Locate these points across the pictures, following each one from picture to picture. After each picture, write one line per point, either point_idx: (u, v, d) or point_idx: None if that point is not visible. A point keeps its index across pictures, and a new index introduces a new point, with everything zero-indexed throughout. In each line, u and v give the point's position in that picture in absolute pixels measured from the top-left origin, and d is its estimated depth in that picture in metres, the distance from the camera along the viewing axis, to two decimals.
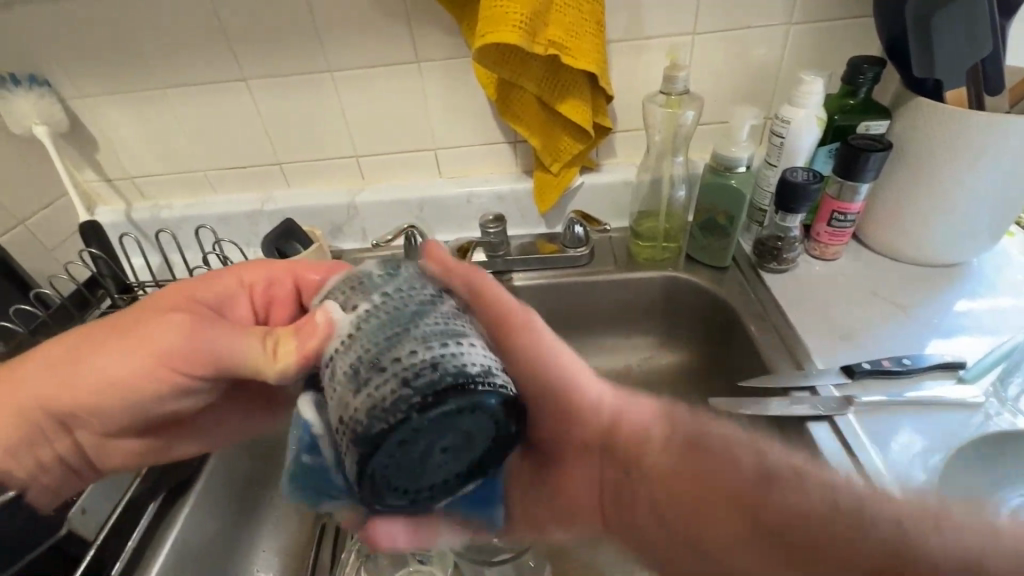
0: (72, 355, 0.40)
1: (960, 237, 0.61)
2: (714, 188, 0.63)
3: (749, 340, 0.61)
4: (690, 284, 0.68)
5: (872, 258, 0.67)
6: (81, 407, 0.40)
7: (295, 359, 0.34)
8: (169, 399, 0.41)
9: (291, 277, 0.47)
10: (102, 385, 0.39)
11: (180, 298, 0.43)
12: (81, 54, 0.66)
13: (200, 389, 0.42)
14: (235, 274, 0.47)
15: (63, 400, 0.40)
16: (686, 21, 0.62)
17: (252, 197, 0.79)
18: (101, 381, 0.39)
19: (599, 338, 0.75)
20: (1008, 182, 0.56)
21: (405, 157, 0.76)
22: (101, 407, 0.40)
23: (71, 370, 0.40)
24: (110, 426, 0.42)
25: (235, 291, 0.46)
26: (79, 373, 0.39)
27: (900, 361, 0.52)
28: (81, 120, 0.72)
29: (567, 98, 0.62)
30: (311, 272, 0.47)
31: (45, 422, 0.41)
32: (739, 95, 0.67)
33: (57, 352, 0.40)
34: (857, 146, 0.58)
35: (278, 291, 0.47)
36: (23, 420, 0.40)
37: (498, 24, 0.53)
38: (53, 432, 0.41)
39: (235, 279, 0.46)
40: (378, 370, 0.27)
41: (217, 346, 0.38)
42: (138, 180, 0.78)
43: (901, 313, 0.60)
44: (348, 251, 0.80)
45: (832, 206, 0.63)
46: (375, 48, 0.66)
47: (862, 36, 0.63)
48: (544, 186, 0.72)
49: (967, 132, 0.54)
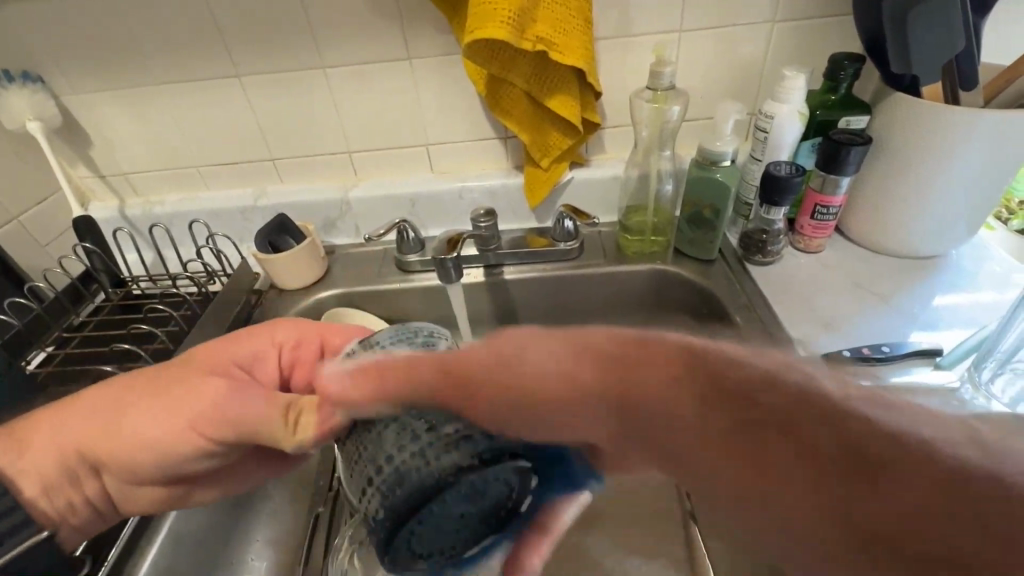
0: (112, 408, 0.41)
1: (938, 229, 0.63)
2: (700, 182, 0.65)
3: (734, 330, 0.62)
4: (677, 276, 0.69)
5: (854, 251, 0.69)
6: (113, 456, 0.40)
7: (314, 438, 0.34)
8: (198, 460, 0.42)
9: (319, 339, 0.48)
10: (135, 444, 0.40)
11: (219, 364, 0.45)
12: (74, 50, 0.67)
13: (226, 453, 0.42)
14: (268, 330, 0.48)
15: (100, 449, 0.40)
16: (672, 19, 0.63)
17: (246, 192, 0.80)
18: (137, 440, 0.40)
19: (588, 330, 0.76)
20: (982, 175, 0.57)
21: (398, 153, 0.77)
22: (127, 458, 0.40)
23: (110, 427, 0.40)
24: (135, 475, 0.41)
25: (267, 350, 0.47)
26: (122, 427, 0.40)
27: (879, 349, 0.54)
28: (74, 117, 0.73)
29: (555, 94, 0.63)
30: (336, 337, 0.48)
31: (80, 470, 0.40)
32: (724, 91, 0.69)
33: (95, 402, 0.41)
34: (838, 140, 0.60)
35: (302, 347, 0.47)
36: (59, 465, 0.40)
37: (487, 20, 0.54)
38: (85, 466, 0.40)
39: (266, 337, 0.48)
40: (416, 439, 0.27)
41: (245, 421, 0.39)
42: (131, 176, 0.79)
43: (881, 303, 0.61)
44: (341, 247, 0.81)
45: (814, 200, 0.65)
46: (368, 45, 0.67)
47: (843, 34, 0.65)
48: (534, 181, 0.73)
49: (942, 127, 0.55)
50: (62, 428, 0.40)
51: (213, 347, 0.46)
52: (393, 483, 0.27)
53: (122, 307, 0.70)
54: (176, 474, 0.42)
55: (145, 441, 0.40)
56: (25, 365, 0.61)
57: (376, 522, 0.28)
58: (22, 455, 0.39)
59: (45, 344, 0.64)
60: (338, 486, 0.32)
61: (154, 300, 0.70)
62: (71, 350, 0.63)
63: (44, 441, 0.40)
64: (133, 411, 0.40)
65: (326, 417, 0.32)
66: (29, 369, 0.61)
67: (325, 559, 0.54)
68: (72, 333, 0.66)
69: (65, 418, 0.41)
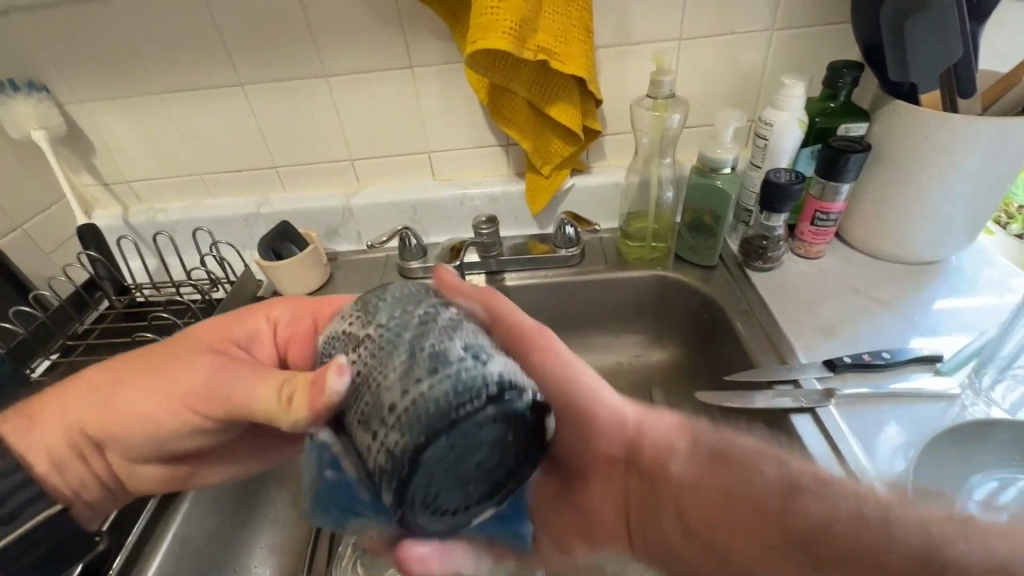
0: (114, 382, 0.40)
1: (936, 236, 0.63)
2: (700, 189, 0.65)
3: (735, 336, 0.62)
4: (678, 283, 0.70)
5: (854, 256, 0.69)
6: (110, 430, 0.39)
7: (308, 415, 0.30)
8: (188, 437, 0.40)
9: (313, 314, 0.45)
10: (133, 420, 0.39)
11: (215, 339, 0.42)
12: (78, 59, 0.68)
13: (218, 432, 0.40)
14: (263, 310, 0.46)
15: (96, 422, 0.39)
16: (671, 27, 0.64)
17: (248, 200, 0.80)
18: (132, 415, 0.39)
19: (589, 336, 0.76)
20: (980, 183, 0.58)
21: (399, 160, 0.77)
22: (129, 436, 0.40)
23: (107, 402, 0.39)
24: (132, 451, 0.41)
25: (261, 327, 0.45)
26: (122, 398, 0.39)
27: (881, 354, 0.54)
28: (79, 125, 0.73)
29: (556, 102, 0.63)
30: (330, 307, 0.45)
31: (83, 444, 0.40)
32: (724, 98, 0.69)
33: (97, 386, 0.40)
34: (837, 148, 0.60)
35: (293, 324, 0.44)
36: (66, 440, 0.39)
37: (488, 30, 0.54)
38: (87, 441, 0.40)
39: (260, 314, 0.45)
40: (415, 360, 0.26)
41: (235, 400, 0.36)
42: (134, 184, 0.79)
43: (882, 310, 0.62)
44: (343, 254, 0.81)
45: (814, 206, 0.65)
46: (370, 53, 0.68)
47: (841, 43, 0.65)
48: (535, 188, 0.74)
49: (940, 136, 0.56)
50: (71, 396, 0.40)
51: (206, 331, 0.44)
52: (408, 423, 0.25)
53: (125, 314, 0.70)
54: (175, 449, 0.41)
55: (135, 418, 0.39)
56: (29, 373, 0.61)
57: (390, 466, 0.26)
58: (31, 431, 0.39)
59: (50, 351, 0.65)
60: (323, 477, 0.34)
61: (157, 308, 0.70)
62: (75, 357, 0.63)
63: (51, 412, 0.40)
64: (133, 383, 0.39)
65: (319, 390, 0.29)
66: (34, 377, 0.61)
67: (328, 565, 0.54)
68: (76, 340, 0.66)
69: (74, 392, 0.40)
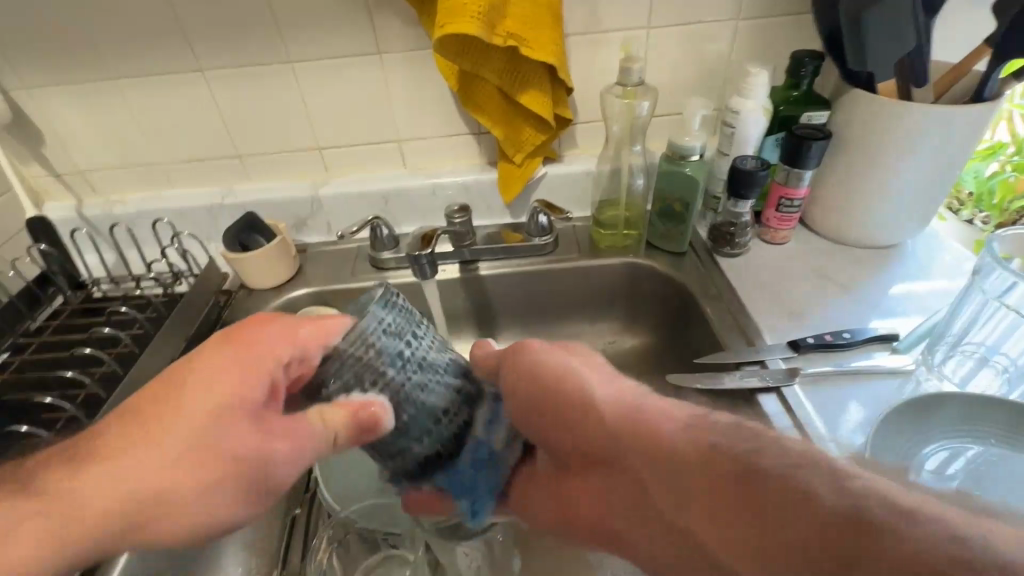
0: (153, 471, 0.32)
1: (893, 221, 0.66)
2: (671, 176, 0.66)
3: (705, 320, 0.64)
4: (649, 269, 0.71)
5: (817, 241, 0.71)
6: (157, 534, 0.32)
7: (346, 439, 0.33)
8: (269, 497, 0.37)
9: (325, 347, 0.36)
10: (198, 515, 0.33)
11: (239, 366, 0.35)
12: (23, 42, 0.64)
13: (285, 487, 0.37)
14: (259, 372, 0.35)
15: (154, 529, 0.32)
16: (641, 16, 0.64)
17: (212, 190, 0.78)
18: (199, 512, 0.33)
19: (563, 324, 0.77)
20: (934, 170, 0.60)
21: (370, 149, 0.76)
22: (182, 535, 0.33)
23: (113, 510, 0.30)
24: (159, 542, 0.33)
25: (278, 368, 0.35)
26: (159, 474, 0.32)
27: (841, 335, 0.56)
28: (26, 113, 0.69)
29: (527, 89, 0.63)
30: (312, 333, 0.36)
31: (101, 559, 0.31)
32: (693, 87, 0.70)
33: (129, 467, 0.31)
34: (800, 135, 0.62)
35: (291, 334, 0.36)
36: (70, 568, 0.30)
37: (455, 16, 0.54)
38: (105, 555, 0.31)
39: (249, 367, 0.35)
40: (435, 423, 0.36)
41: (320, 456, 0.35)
42: (90, 174, 0.76)
43: (843, 292, 0.64)
44: (313, 245, 0.80)
45: (779, 193, 0.67)
46: (337, 38, 0.66)
47: (803, 33, 0.67)
48: (509, 176, 0.73)
49: (897, 124, 0.58)
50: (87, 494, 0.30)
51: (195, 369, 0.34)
52: (432, 441, 0.37)
53: (83, 309, 0.68)
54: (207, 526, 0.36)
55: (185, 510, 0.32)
56: None
57: (427, 463, 0.37)
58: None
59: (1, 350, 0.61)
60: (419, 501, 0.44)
61: (116, 302, 0.68)
62: (28, 356, 0.60)
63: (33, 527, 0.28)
64: (182, 465, 0.32)
65: (364, 426, 0.33)
66: None
67: (303, 561, 0.53)
68: (29, 339, 0.63)
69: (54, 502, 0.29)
